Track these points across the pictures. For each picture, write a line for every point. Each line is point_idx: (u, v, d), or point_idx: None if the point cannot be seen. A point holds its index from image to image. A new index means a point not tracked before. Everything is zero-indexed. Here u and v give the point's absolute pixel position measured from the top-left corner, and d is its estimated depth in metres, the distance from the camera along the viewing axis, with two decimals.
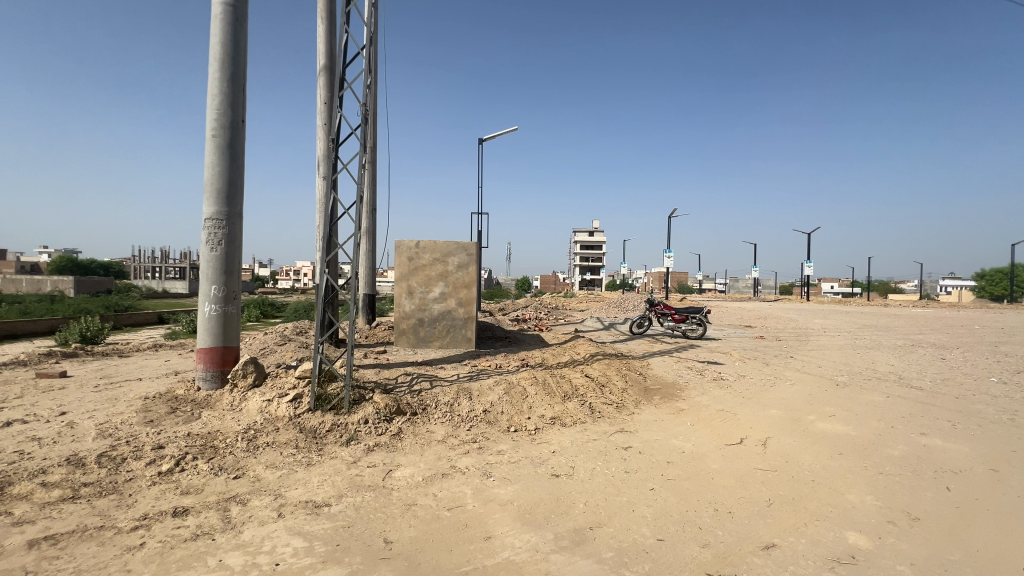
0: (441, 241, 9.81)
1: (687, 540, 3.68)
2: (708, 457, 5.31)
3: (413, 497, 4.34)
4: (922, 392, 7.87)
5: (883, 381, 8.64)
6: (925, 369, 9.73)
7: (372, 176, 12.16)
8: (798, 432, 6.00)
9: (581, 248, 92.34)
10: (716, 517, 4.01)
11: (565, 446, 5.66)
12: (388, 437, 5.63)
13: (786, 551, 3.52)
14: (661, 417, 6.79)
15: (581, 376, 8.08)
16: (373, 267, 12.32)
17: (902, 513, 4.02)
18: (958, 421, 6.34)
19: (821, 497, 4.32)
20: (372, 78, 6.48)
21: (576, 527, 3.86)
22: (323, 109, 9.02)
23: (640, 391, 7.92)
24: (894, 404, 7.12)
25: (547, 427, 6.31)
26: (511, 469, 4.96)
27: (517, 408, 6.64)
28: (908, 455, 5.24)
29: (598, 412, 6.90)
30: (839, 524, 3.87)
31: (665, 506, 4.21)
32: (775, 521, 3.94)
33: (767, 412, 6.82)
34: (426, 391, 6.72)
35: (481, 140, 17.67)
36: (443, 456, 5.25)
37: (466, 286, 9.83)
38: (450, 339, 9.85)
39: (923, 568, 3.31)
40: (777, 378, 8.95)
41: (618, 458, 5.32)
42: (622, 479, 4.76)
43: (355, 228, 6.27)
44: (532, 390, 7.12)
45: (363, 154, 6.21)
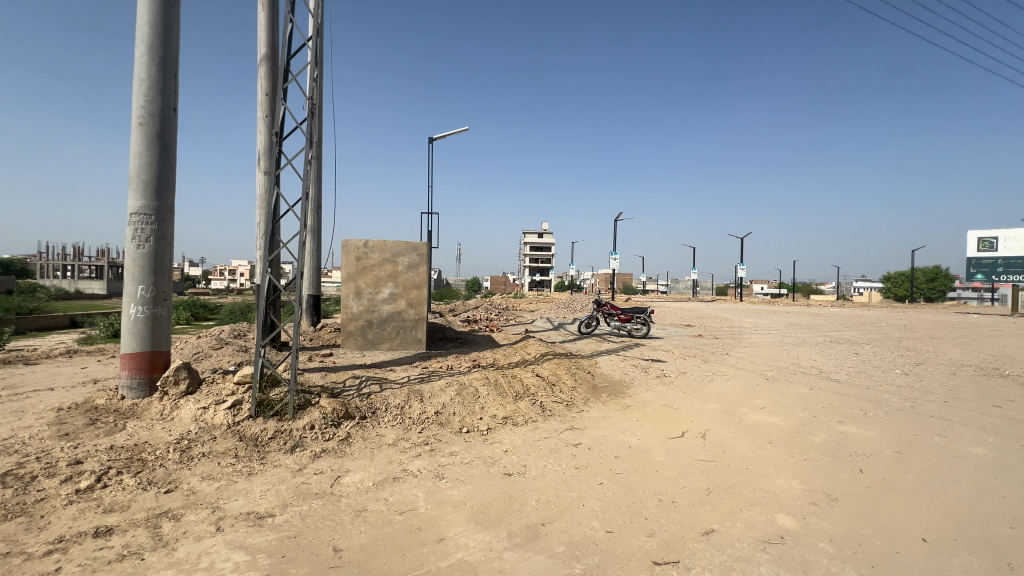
0: (390, 241, 9.61)
1: (634, 530, 3.84)
2: (653, 450, 5.58)
3: (363, 502, 4.24)
4: (839, 384, 8.65)
5: (806, 374, 9.42)
6: (842, 363, 10.70)
7: (318, 172, 11.71)
8: (734, 423, 6.42)
9: (531, 249, 93.61)
10: (660, 507, 4.22)
11: (518, 445, 5.73)
12: (336, 442, 5.46)
13: (723, 535, 3.77)
14: (609, 414, 7.01)
15: (532, 375, 8.21)
16: (318, 266, 11.84)
17: (823, 494, 4.42)
18: (868, 409, 7.04)
19: (754, 483, 4.66)
20: (318, 70, 6.24)
21: (528, 524, 3.93)
22: (264, 100, 8.59)
23: (589, 389, 8.14)
24: (816, 396, 7.78)
25: (499, 426, 6.36)
26: (463, 470, 4.95)
27: (469, 408, 6.65)
28: (827, 441, 5.74)
29: (548, 410, 7.04)
30: (769, 507, 4.19)
31: (613, 499, 4.37)
32: (713, 508, 4.20)
33: (706, 406, 7.24)
34: (376, 394, 6.58)
35: (433, 138, 17.31)
36: (394, 460, 5.16)
37: (416, 287, 9.68)
38: (399, 340, 9.68)
39: (841, 543, 3.64)
40: (714, 373, 9.53)
41: (568, 454, 5.46)
42: (572, 475, 4.89)
43: (300, 226, 5.99)
44: (483, 391, 7.14)
45: (309, 148, 5.96)
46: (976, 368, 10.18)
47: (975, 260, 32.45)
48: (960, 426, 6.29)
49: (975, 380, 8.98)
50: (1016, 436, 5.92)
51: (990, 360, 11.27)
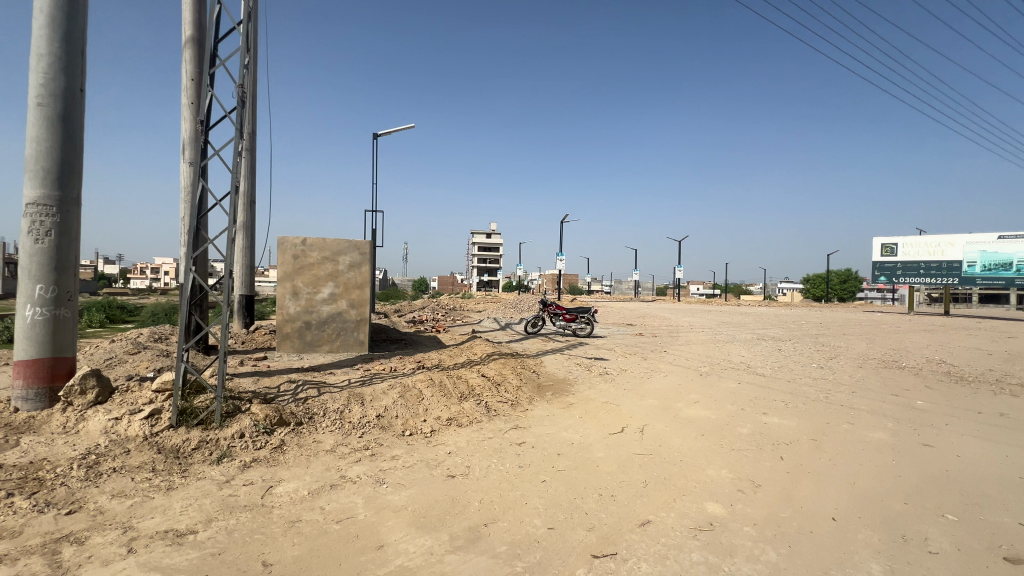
0: (331, 239, 9.22)
1: (575, 526, 3.92)
2: (594, 446, 5.72)
3: (297, 512, 4.03)
4: (764, 378, 9.30)
5: (735, 369, 10.05)
6: (767, 359, 11.51)
7: (250, 166, 11.04)
8: (669, 418, 6.72)
9: (479, 250, 93.56)
10: (600, 501, 4.33)
11: (461, 446, 5.68)
12: (268, 451, 5.16)
13: (658, 525, 3.93)
14: (553, 412, 7.13)
15: (477, 376, 8.18)
16: (251, 265, 11.17)
17: (748, 482, 4.72)
18: (789, 401, 7.61)
19: (687, 474, 4.89)
20: (249, 57, 5.86)
21: (470, 525, 3.90)
22: (188, 85, 7.97)
23: (534, 388, 8.23)
24: (744, 389, 8.33)
25: (442, 428, 6.27)
26: (405, 474, 4.84)
27: (411, 410, 6.51)
28: (753, 432, 6.15)
29: (493, 410, 7.04)
30: (701, 496, 4.42)
31: (556, 496, 4.43)
32: (650, 499, 4.37)
33: (645, 401, 7.54)
34: (313, 398, 6.29)
35: (377, 135, 16.85)
36: (332, 466, 4.96)
37: (358, 287, 9.37)
38: (340, 343, 9.32)
39: (763, 526, 3.91)
40: (653, 370, 9.94)
41: (512, 454, 5.49)
42: (515, 474, 4.92)
43: (229, 221, 5.59)
44: (427, 393, 7.02)
45: (239, 139, 5.58)
46: (880, 361, 11.29)
47: (879, 263, 36.02)
48: (866, 414, 6.94)
49: (877, 372, 9.98)
50: (910, 421, 6.62)
51: (891, 353, 12.55)
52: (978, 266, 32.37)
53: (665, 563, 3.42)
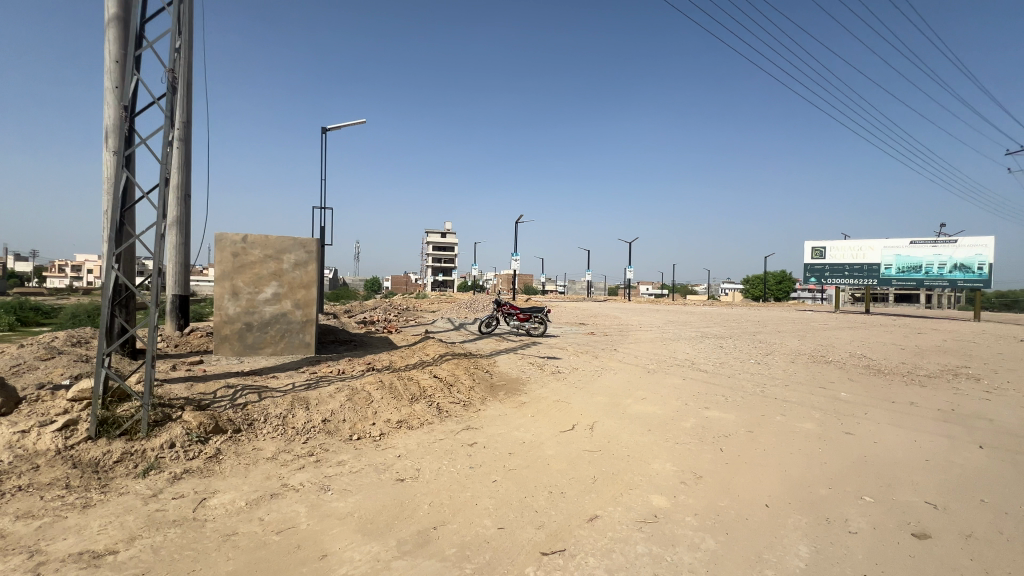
0: (274, 236, 8.79)
1: (524, 524, 3.94)
2: (545, 444, 5.78)
3: (233, 525, 3.81)
4: (706, 374, 9.75)
5: (680, 366, 10.48)
6: (709, 355, 12.08)
7: (184, 157, 10.35)
8: (618, 414, 6.91)
9: (433, 249, 92.50)
10: (549, 499, 4.38)
11: (411, 449, 5.57)
12: (201, 461, 4.84)
13: (606, 520, 4.01)
14: (505, 411, 7.13)
15: (429, 377, 8.06)
16: (185, 263, 10.46)
17: (690, 473, 4.92)
18: (729, 395, 8.02)
19: (633, 468, 5.04)
20: (180, 40, 5.49)
21: (419, 529, 3.83)
22: (111, 68, 7.36)
23: (486, 388, 8.22)
24: (688, 385, 8.70)
25: (392, 431, 6.13)
26: (352, 480, 4.69)
27: (360, 414, 6.32)
28: (695, 426, 6.42)
29: (445, 411, 6.96)
30: (646, 489, 4.57)
31: (506, 495, 4.44)
32: (598, 495, 4.47)
33: (595, 399, 7.70)
34: (253, 403, 5.97)
35: (326, 129, 16.32)
36: (273, 474, 4.73)
37: (303, 286, 8.99)
38: (284, 345, 8.91)
39: (703, 516, 4.08)
40: (603, 368, 10.18)
41: (463, 455, 5.44)
42: (466, 475, 4.88)
43: (158, 215, 5.19)
44: (376, 395, 6.84)
45: (169, 127, 5.20)
46: (810, 356, 12.12)
47: (810, 265, 38.72)
48: (797, 406, 7.43)
49: (807, 366, 10.71)
50: (835, 411, 7.15)
51: (819, 349, 13.50)
52: (893, 270, 35.38)
53: (611, 557, 3.50)
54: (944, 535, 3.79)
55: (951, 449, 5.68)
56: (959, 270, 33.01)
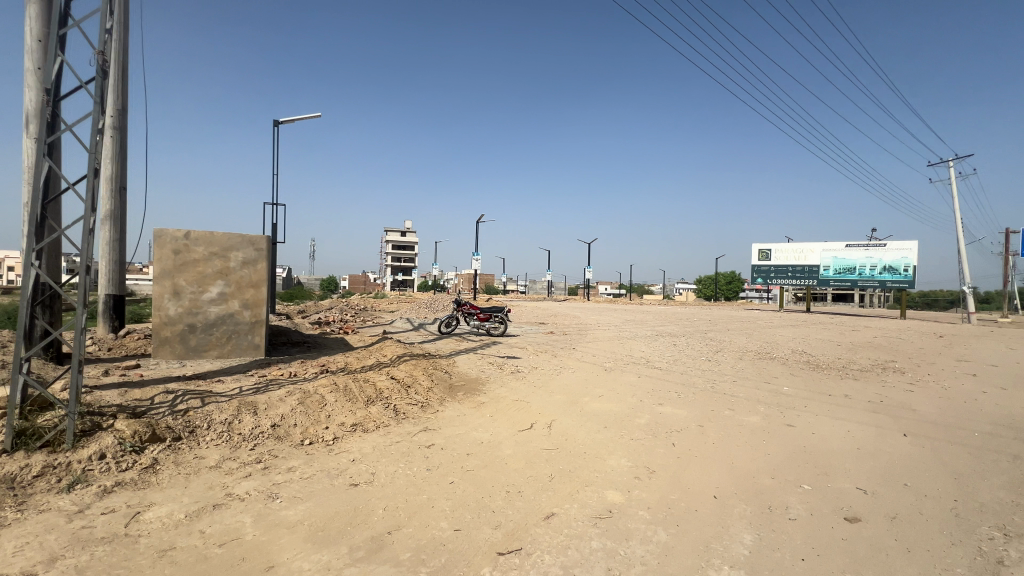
0: (220, 233, 8.35)
1: (481, 525, 3.92)
2: (503, 444, 5.78)
3: (170, 539, 3.58)
4: (661, 371, 10.07)
5: (636, 364, 10.78)
6: (664, 353, 12.48)
7: (118, 147, 9.64)
8: (576, 412, 7.01)
9: (393, 248, 90.87)
10: (506, 498, 4.38)
11: (366, 453, 5.43)
12: (136, 472, 4.52)
13: (562, 517, 4.06)
14: (464, 412, 7.08)
15: (386, 378, 7.89)
16: (120, 260, 9.74)
17: (644, 468, 5.06)
18: (681, 391, 8.31)
19: (589, 465, 5.12)
20: (112, 21, 5.11)
21: (373, 535, 3.74)
22: (33, 47, 6.75)
23: (445, 389, 8.13)
24: (643, 382, 8.94)
25: (346, 435, 5.95)
26: (302, 486, 4.51)
27: (312, 418, 6.10)
28: (649, 422, 6.61)
29: (402, 413, 6.83)
30: (601, 485, 4.66)
31: (463, 497, 4.41)
32: (554, 493, 4.51)
33: (553, 398, 7.78)
34: (195, 410, 5.64)
35: (278, 122, 15.65)
36: (216, 484, 4.48)
37: (252, 286, 8.59)
38: (231, 347, 8.48)
39: (655, 509, 4.20)
40: (562, 367, 10.31)
41: (420, 457, 5.36)
42: (422, 478, 4.81)
43: (86, 208, 4.80)
44: (330, 398, 6.62)
45: (99, 114, 4.82)
46: (756, 353, 12.76)
47: (756, 266, 40.77)
48: (744, 401, 7.79)
49: (754, 362, 11.27)
50: (778, 405, 7.55)
51: (765, 346, 14.24)
52: (831, 270, 37.83)
53: (567, 553, 3.54)
54: (873, 518, 4.07)
55: (879, 438, 6.12)
56: (888, 271, 35.72)
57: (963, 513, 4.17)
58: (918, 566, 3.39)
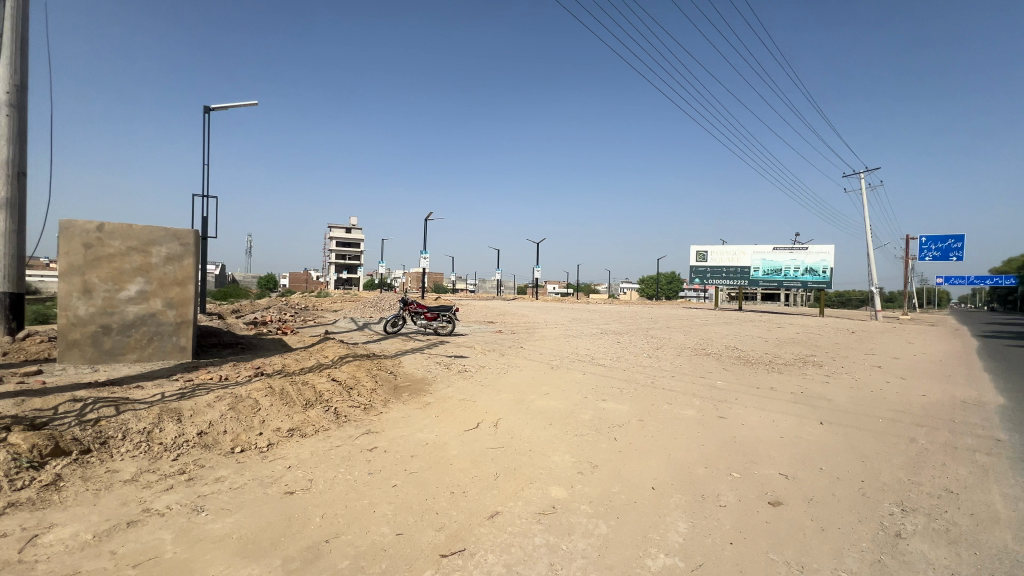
0: (139, 226, 7.67)
1: (423, 527, 3.85)
2: (448, 444, 5.72)
3: (74, 564, 3.23)
4: (604, 368, 10.35)
5: (581, 361, 11.03)
6: (607, 350, 12.85)
7: (15, 128, 8.58)
8: (522, 410, 7.06)
9: (337, 245, 87.60)
10: (451, 499, 4.33)
11: (304, 459, 5.18)
12: (34, 490, 4.05)
13: (506, 515, 4.07)
14: (409, 413, 6.93)
15: (326, 380, 7.57)
16: (18, 255, 8.68)
17: (587, 463, 5.17)
18: (624, 387, 8.59)
19: (534, 462, 5.17)
20: None
21: (310, 544, 3.57)
22: None
23: (389, 390, 7.92)
24: (588, 379, 9.16)
25: (282, 440, 5.65)
26: (232, 497, 4.24)
27: (244, 423, 5.74)
28: (593, 417, 6.78)
29: (343, 416, 6.58)
30: (545, 482, 4.71)
31: (406, 500, 4.31)
32: (499, 491, 4.51)
33: (500, 396, 7.79)
34: (108, 419, 5.15)
35: (208, 108, 14.59)
36: (132, 499, 4.10)
37: (177, 284, 7.96)
38: (152, 350, 7.82)
39: (597, 503, 4.31)
40: (509, 366, 10.35)
41: (361, 461, 5.19)
42: (363, 482, 4.65)
43: None
44: (264, 402, 6.27)
45: None
46: (693, 349, 13.44)
47: (694, 267, 42.98)
48: (681, 395, 8.18)
49: (691, 358, 11.85)
50: (712, 398, 7.98)
51: (701, 343, 15.03)
52: (760, 272, 40.51)
53: (510, 551, 3.55)
54: (793, 500, 4.40)
55: (800, 426, 6.62)
56: (809, 272, 38.81)
57: (869, 492, 4.60)
58: (831, 544, 3.69)
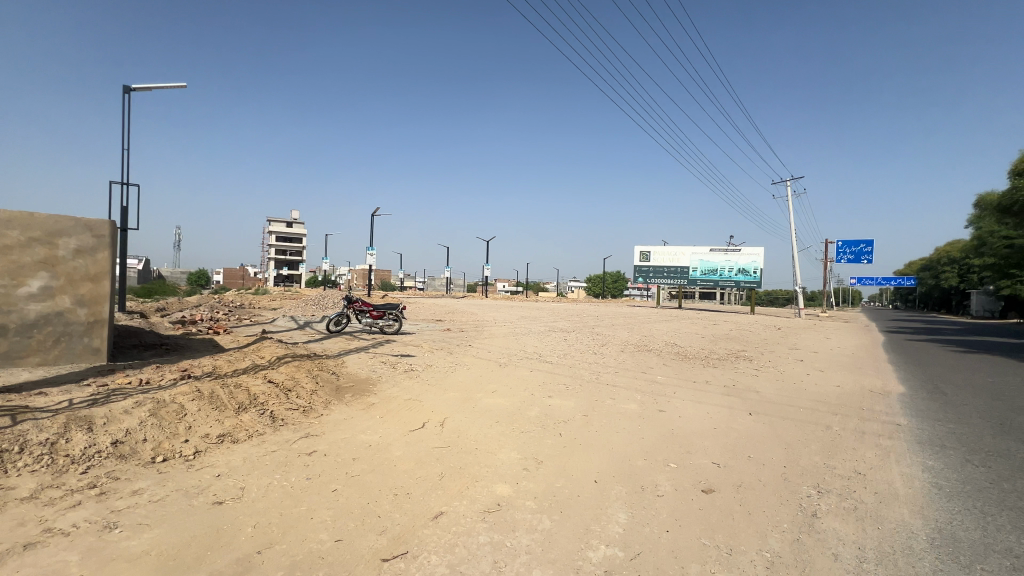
0: (43, 215, 6.90)
1: (365, 532, 3.74)
2: (393, 445, 5.58)
3: None
4: (551, 365, 10.50)
5: (529, 359, 11.14)
6: (555, 348, 13.06)
7: None
8: (469, 409, 7.02)
9: (277, 240, 83.26)
10: (394, 501, 4.24)
11: (235, 466, 4.88)
12: None
13: (451, 515, 4.03)
14: (351, 414, 6.70)
15: (262, 382, 7.17)
16: None
17: (532, 459, 5.23)
18: (569, 384, 8.75)
19: (480, 461, 5.16)
20: None
21: (240, 556, 3.37)
22: None
23: (331, 391, 7.63)
24: (535, 376, 9.26)
25: (211, 447, 5.29)
26: (152, 510, 3.91)
27: (167, 431, 5.31)
28: (539, 414, 6.87)
29: (279, 420, 6.26)
30: (491, 480, 4.72)
31: (347, 504, 4.16)
32: (445, 491, 4.47)
33: (447, 395, 7.72)
34: (3, 430, 4.59)
35: (128, 88, 13.35)
36: (30, 519, 3.68)
37: (89, 279, 7.24)
38: (59, 352, 7.06)
39: (541, 498, 4.37)
40: (456, 364, 10.27)
41: (299, 465, 4.95)
42: (300, 488, 4.45)
43: None
44: (191, 407, 5.84)
45: None
46: (635, 346, 13.94)
47: (638, 266, 44.68)
48: (624, 390, 8.46)
49: (633, 354, 12.30)
50: (652, 393, 8.32)
51: (644, 339, 15.63)
52: (698, 271, 42.66)
53: (454, 551, 3.52)
54: (724, 487, 4.67)
55: (732, 417, 7.04)
56: (741, 273, 41.38)
57: (791, 476, 4.96)
58: (757, 526, 3.95)
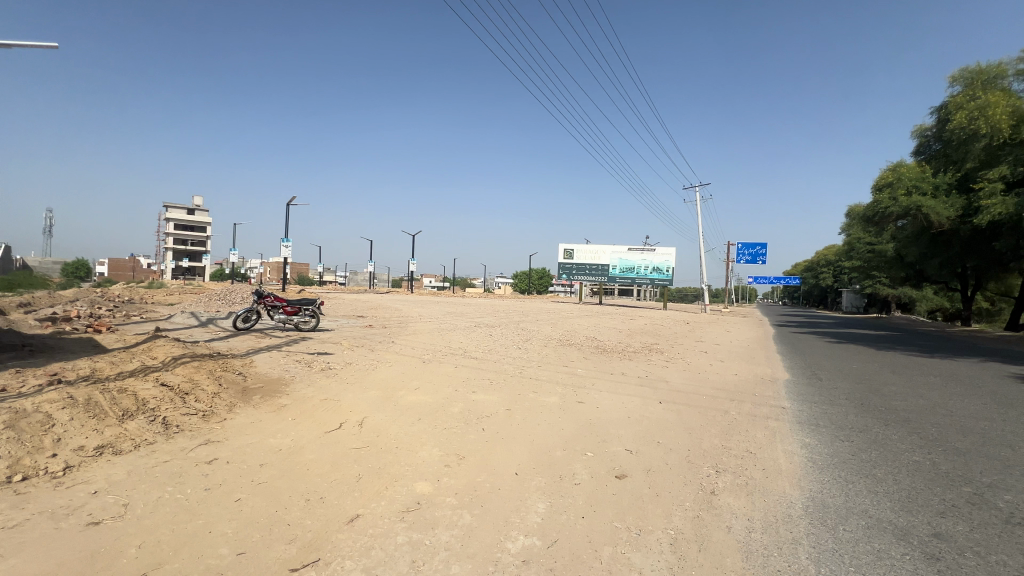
0: None
1: (272, 542, 3.50)
2: (306, 448, 5.27)
3: None
4: (476, 360, 10.50)
5: (453, 355, 11.05)
6: (480, 343, 13.08)
7: None
8: (390, 407, 6.82)
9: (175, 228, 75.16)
10: (306, 507, 4.01)
11: (117, 480, 4.33)
12: None
13: (368, 518, 3.89)
14: (260, 417, 6.23)
15: (154, 386, 6.43)
16: None
17: (454, 455, 5.20)
18: (493, 379, 8.79)
19: (400, 460, 5.04)
20: None
21: None
22: None
23: (237, 393, 7.04)
24: (459, 372, 9.20)
25: (87, 461, 4.66)
26: (6, 539, 3.36)
27: (29, 444, 4.59)
28: (462, 409, 6.83)
29: (174, 426, 5.65)
30: (411, 478, 4.62)
31: (252, 514, 3.87)
32: (361, 493, 4.30)
33: (367, 394, 7.43)
34: None
35: None
36: None
37: None
38: None
39: (463, 494, 4.36)
40: (378, 361, 9.93)
41: (197, 475, 4.51)
42: (198, 500, 4.06)
43: None
44: (62, 416, 5.09)
45: None
46: (558, 340, 14.38)
47: (563, 264, 46.04)
48: (546, 383, 8.68)
49: (556, 348, 12.67)
50: (572, 385, 8.62)
51: (566, 334, 16.16)
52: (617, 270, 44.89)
53: (370, 554, 3.40)
54: (636, 472, 4.97)
55: (644, 406, 7.49)
56: (656, 272, 44.13)
57: (693, 458, 5.39)
58: (663, 506, 4.24)
